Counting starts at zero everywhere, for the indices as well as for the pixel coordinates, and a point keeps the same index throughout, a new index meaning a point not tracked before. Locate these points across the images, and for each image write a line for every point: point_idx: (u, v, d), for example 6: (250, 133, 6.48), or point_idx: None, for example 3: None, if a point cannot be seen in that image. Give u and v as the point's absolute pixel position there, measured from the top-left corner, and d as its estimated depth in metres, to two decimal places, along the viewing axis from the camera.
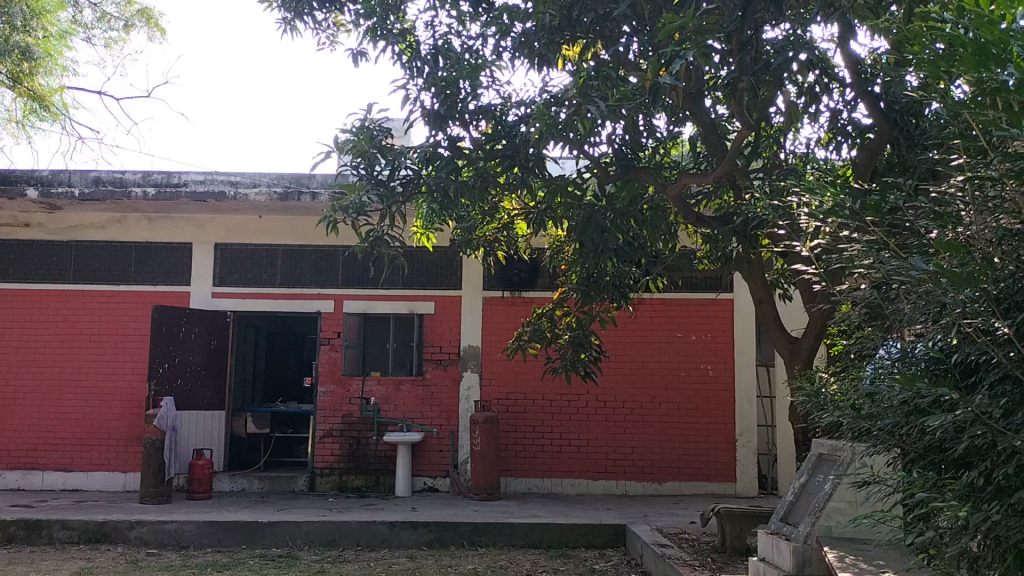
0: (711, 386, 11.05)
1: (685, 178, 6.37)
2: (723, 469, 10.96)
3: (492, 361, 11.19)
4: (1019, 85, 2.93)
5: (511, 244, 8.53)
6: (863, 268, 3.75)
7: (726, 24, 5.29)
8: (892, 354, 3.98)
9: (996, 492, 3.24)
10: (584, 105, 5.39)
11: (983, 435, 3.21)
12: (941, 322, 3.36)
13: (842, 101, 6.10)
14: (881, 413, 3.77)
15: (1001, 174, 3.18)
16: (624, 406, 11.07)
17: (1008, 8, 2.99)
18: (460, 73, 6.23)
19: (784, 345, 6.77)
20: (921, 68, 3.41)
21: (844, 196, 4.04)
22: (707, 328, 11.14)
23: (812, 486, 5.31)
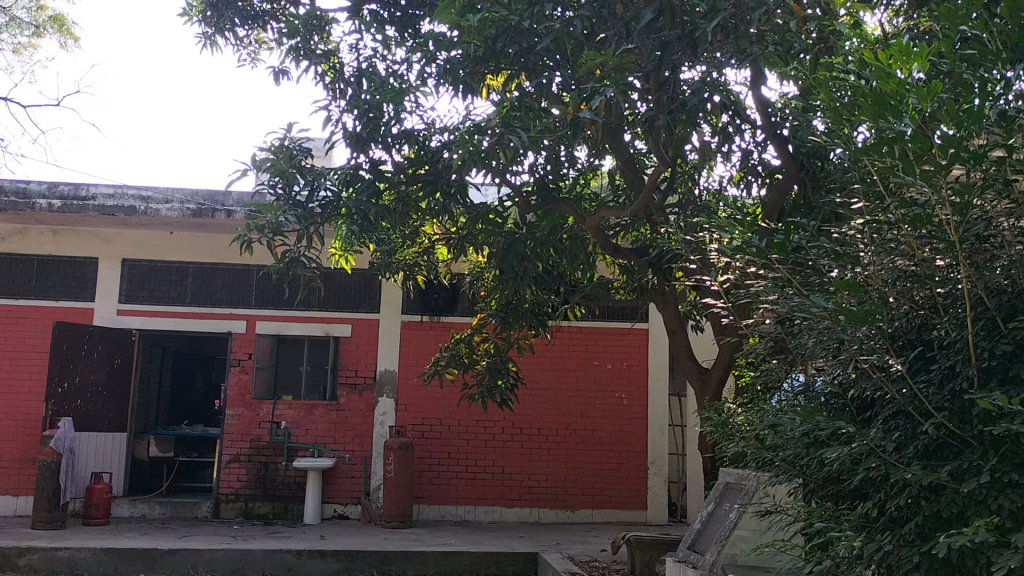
0: (626, 414, 11.20)
1: (604, 211, 6.49)
2: (635, 497, 11.10)
3: (408, 386, 11.09)
4: (916, 136, 3.09)
5: (431, 268, 8.52)
6: (768, 303, 3.91)
7: (644, 64, 5.47)
8: (795, 387, 4.16)
9: (889, 522, 3.42)
10: (506, 135, 5.45)
11: (877, 467, 3.36)
12: (840, 357, 3.53)
13: (753, 141, 6.34)
14: (783, 444, 3.91)
15: (897, 219, 3.36)
16: (539, 433, 11.12)
17: (906, 62, 3.16)
18: (384, 97, 6.21)
19: (694, 375, 6.91)
20: (828, 114, 3.56)
21: (751, 235, 4.18)
22: (623, 357, 11.31)
23: (719, 515, 5.42)
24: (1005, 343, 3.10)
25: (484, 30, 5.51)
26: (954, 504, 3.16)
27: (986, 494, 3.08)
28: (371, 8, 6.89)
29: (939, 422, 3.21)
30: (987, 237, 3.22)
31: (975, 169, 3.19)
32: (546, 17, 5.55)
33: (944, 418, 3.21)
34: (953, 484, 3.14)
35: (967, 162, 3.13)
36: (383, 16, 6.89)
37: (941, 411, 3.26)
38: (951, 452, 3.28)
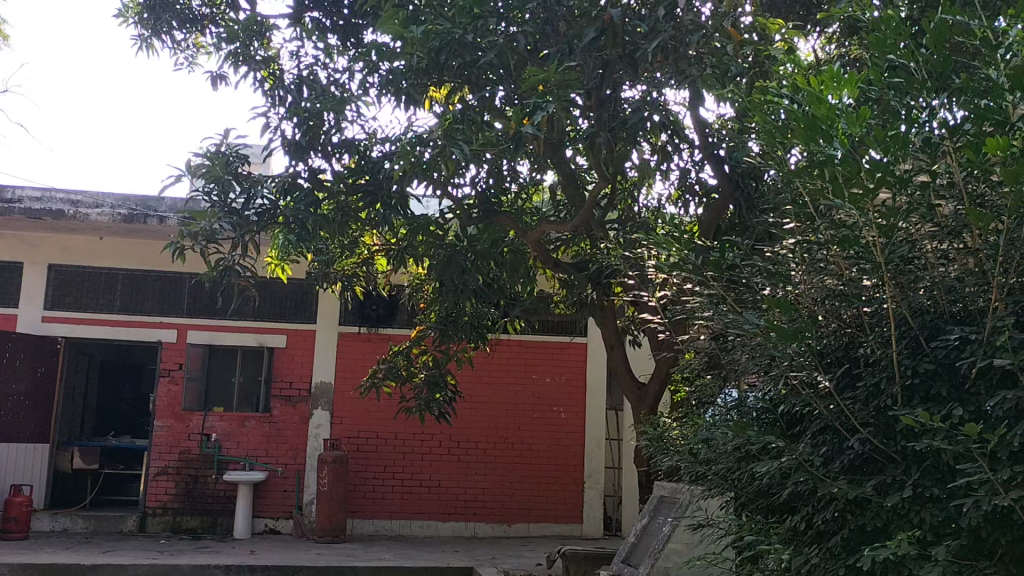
0: (563, 428, 11.25)
1: (545, 225, 6.52)
2: (571, 510, 11.14)
3: (344, 398, 10.95)
4: (846, 160, 3.18)
5: (369, 279, 8.44)
6: (703, 319, 3.99)
7: (586, 81, 5.54)
8: (727, 403, 4.25)
9: (815, 535, 3.51)
10: (448, 147, 5.45)
11: (805, 481, 3.44)
12: (771, 373, 3.62)
13: (691, 161, 6.46)
14: (715, 457, 3.97)
15: (827, 240, 3.50)
16: (476, 446, 11.08)
17: (837, 87, 3.25)
18: (325, 105, 6.15)
19: (631, 390, 6.98)
20: (762, 136, 3.66)
21: (688, 251, 4.26)
22: (562, 372, 11.36)
23: (653, 528, 5.48)
24: (927, 362, 3.21)
25: (428, 42, 5.50)
26: (878, 518, 3.25)
27: (908, 509, 3.17)
28: (313, 16, 6.84)
29: (865, 437, 3.30)
30: (911, 260, 3.34)
31: (901, 193, 3.30)
32: (490, 32, 5.58)
33: (869, 433, 3.30)
34: (877, 498, 3.23)
35: (893, 186, 3.24)
36: (325, 24, 6.84)
37: (867, 427, 3.35)
38: (875, 467, 3.38)
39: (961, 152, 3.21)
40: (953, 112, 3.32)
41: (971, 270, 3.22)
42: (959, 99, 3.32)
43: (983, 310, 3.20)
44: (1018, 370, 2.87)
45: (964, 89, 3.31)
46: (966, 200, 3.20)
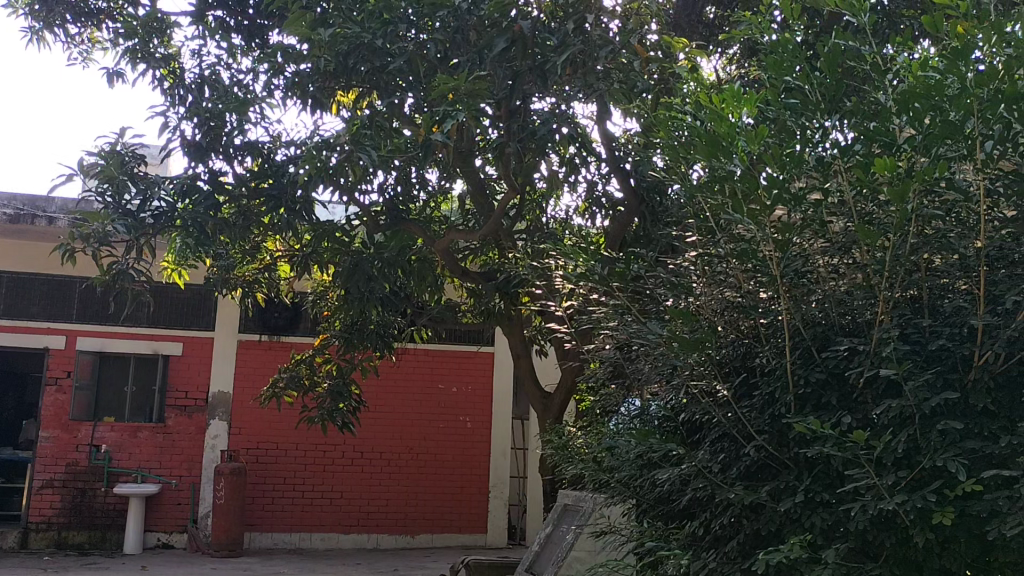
0: (468, 437, 11.22)
1: (453, 234, 6.49)
2: (475, 521, 11.12)
3: (243, 408, 10.64)
4: (744, 176, 3.30)
5: (272, 286, 8.22)
6: (608, 329, 4.07)
7: (496, 91, 5.54)
8: (630, 411, 4.34)
9: (712, 540, 3.62)
10: (355, 152, 5.39)
11: (704, 488, 3.54)
12: (673, 382, 3.71)
13: (599, 174, 6.57)
14: (618, 465, 4.04)
15: (727, 253, 3.62)
16: (381, 457, 10.94)
17: (736, 106, 3.36)
18: (227, 106, 5.99)
19: (536, 399, 7.03)
20: (666, 151, 3.75)
21: (594, 262, 4.31)
22: (468, 381, 11.34)
23: (556, 537, 5.51)
24: (819, 372, 3.35)
25: (336, 46, 5.48)
26: (772, 523, 3.36)
27: (800, 513, 3.30)
28: (216, 15, 6.66)
29: (760, 444, 3.42)
30: (805, 273, 3.48)
31: (796, 210, 3.43)
32: (399, 38, 5.53)
33: (764, 440, 3.42)
34: (771, 503, 3.34)
35: (788, 203, 3.37)
36: (228, 23, 6.65)
37: (762, 434, 3.47)
38: (770, 473, 3.50)
39: (852, 172, 3.36)
40: (844, 134, 3.48)
41: (860, 284, 3.36)
42: (851, 121, 3.48)
43: (870, 322, 3.35)
44: (902, 380, 3.02)
45: (855, 113, 3.47)
46: (855, 218, 3.35)
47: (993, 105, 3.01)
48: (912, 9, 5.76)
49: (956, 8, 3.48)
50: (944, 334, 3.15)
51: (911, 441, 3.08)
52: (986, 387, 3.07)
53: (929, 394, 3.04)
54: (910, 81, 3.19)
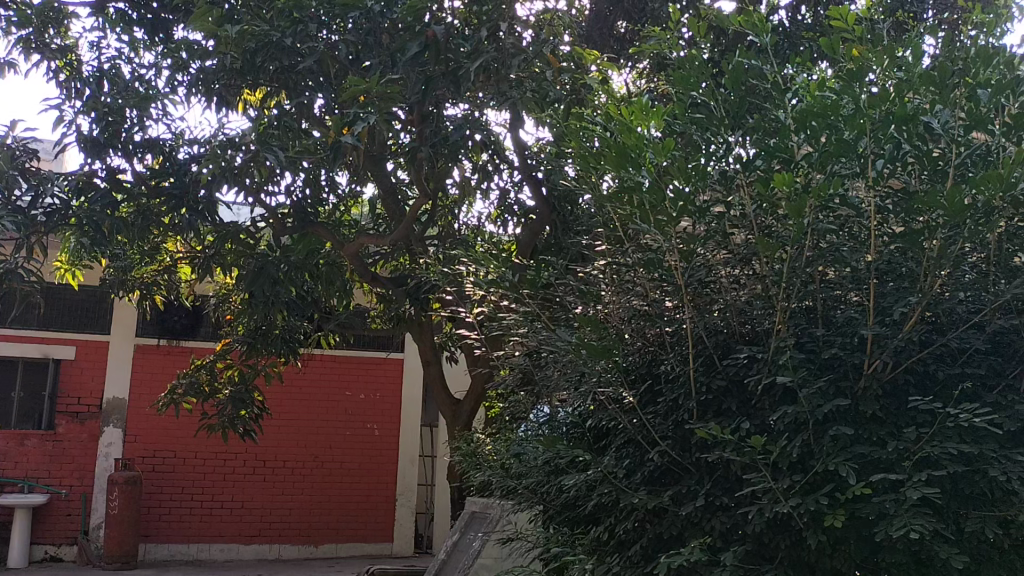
0: (376, 445, 11.08)
1: (363, 238, 6.39)
2: (381, 530, 10.99)
3: (140, 414, 10.24)
4: (652, 187, 3.37)
5: (172, 288, 7.93)
6: (519, 336, 4.12)
7: (408, 96, 5.50)
8: (539, 418, 4.39)
9: (616, 545, 3.69)
10: (262, 152, 5.26)
11: (609, 493, 3.59)
12: (580, 389, 3.77)
13: (511, 182, 6.60)
14: (526, 472, 4.08)
15: (635, 262, 3.69)
16: (285, 465, 10.70)
17: (644, 119, 3.45)
18: (127, 101, 5.75)
19: (446, 405, 7.00)
20: (577, 160, 3.81)
21: (506, 268, 4.33)
22: (377, 388, 11.20)
23: (463, 545, 5.50)
24: (720, 379, 3.45)
25: (243, 43, 5.33)
26: (673, 527, 3.44)
27: (701, 517, 3.39)
28: (117, 6, 6.40)
29: (663, 450, 3.50)
30: (708, 283, 3.58)
31: (700, 221, 3.52)
32: (310, 38, 5.40)
33: (667, 446, 3.51)
34: (674, 507, 3.43)
35: (693, 215, 3.46)
36: (131, 16, 6.40)
37: (666, 439, 3.56)
38: (672, 477, 3.59)
39: (753, 186, 3.48)
40: (746, 149, 3.60)
41: (759, 294, 3.47)
42: (753, 137, 3.60)
43: (768, 332, 3.48)
44: (798, 387, 3.13)
45: (757, 129, 3.60)
46: (755, 230, 3.46)
47: (885, 125, 3.19)
48: (811, 31, 6.00)
49: (851, 33, 3.65)
50: (837, 343, 3.29)
51: (805, 445, 3.21)
52: (875, 394, 3.22)
53: (822, 400, 3.17)
54: (808, 100, 3.32)
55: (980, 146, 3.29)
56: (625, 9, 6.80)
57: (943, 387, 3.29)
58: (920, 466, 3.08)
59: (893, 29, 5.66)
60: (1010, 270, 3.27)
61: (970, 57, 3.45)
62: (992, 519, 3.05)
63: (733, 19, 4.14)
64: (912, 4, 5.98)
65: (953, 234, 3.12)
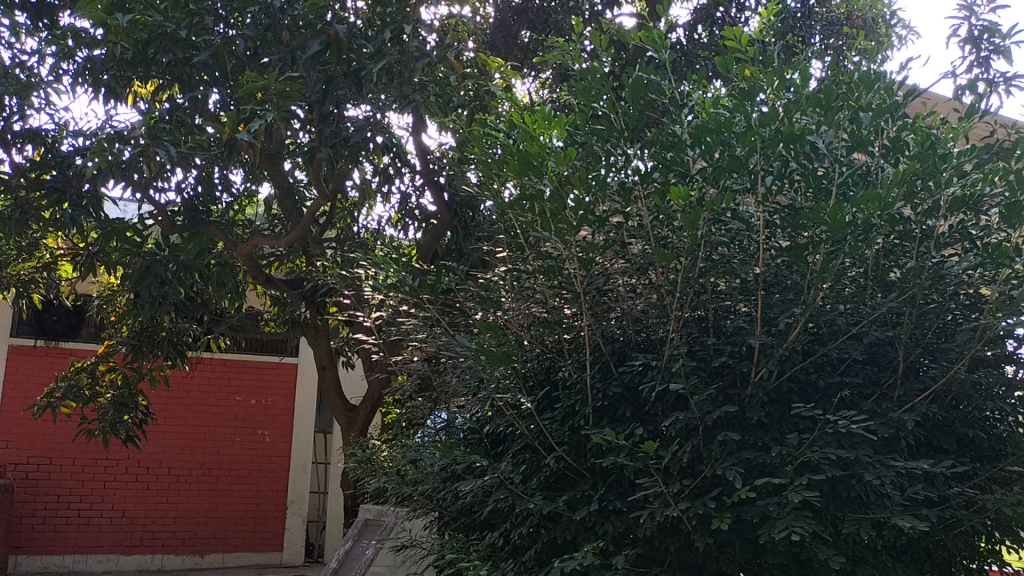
0: (266, 452, 10.79)
1: (257, 239, 6.20)
2: (270, 538, 10.69)
3: (13, 419, 9.66)
4: (553, 196, 3.37)
5: (51, 287, 7.52)
6: (418, 341, 4.12)
7: (308, 94, 5.40)
8: (436, 424, 4.38)
9: (511, 550, 3.73)
10: (152, 146, 5.06)
11: (505, 498, 3.62)
12: (479, 395, 3.79)
13: (412, 186, 6.55)
14: (423, 478, 4.07)
15: (535, 269, 3.70)
16: (170, 472, 10.28)
17: (547, 128, 3.43)
18: (7, 88, 5.43)
19: (341, 411, 6.87)
20: (480, 167, 3.83)
21: (406, 272, 4.31)
22: (268, 393, 10.90)
23: (356, 552, 5.40)
24: (615, 386, 3.52)
25: (134, 33, 5.07)
26: (567, 531, 3.50)
27: (595, 522, 3.45)
28: None
29: (560, 456, 3.54)
30: (605, 291, 3.66)
31: (599, 231, 3.57)
32: (206, 31, 5.22)
33: (564, 452, 3.55)
34: (568, 512, 3.48)
35: (592, 224, 3.50)
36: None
37: (562, 445, 3.60)
38: (567, 482, 3.64)
39: (650, 198, 3.58)
40: (645, 162, 3.68)
41: (654, 304, 3.57)
42: (651, 150, 3.69)
43: (662, 339, 3.58)
44: (689, 393, 3.22)
45: (655, 142, 3.66)
46: (651, 241, 3.56)
47: (774, 143, 3.30)
48: (707, 51, 6.20)
49: (745, 54, 3.80)
50: (726, 352, 3.43)
51: (695, 451, 3.31)
52: (761, 401, 3.34)
53: (712, 407, 3.27)
54: (704, 117, 3.44)
55: (860, 166, 3.50)
56: (529, 20, 6.87)
57: (824, 395, 3.45)
58: (801, 470, 3.22)
59: (783, 52, 5.91)
60: (886, 284, 3.46)
61: (853, 82, 3.65)
62: (867, 522, 3.20)
63: (633, 35, 4.24)
64: (801, 29, 6.26)
65: (835, 249, 3.26)
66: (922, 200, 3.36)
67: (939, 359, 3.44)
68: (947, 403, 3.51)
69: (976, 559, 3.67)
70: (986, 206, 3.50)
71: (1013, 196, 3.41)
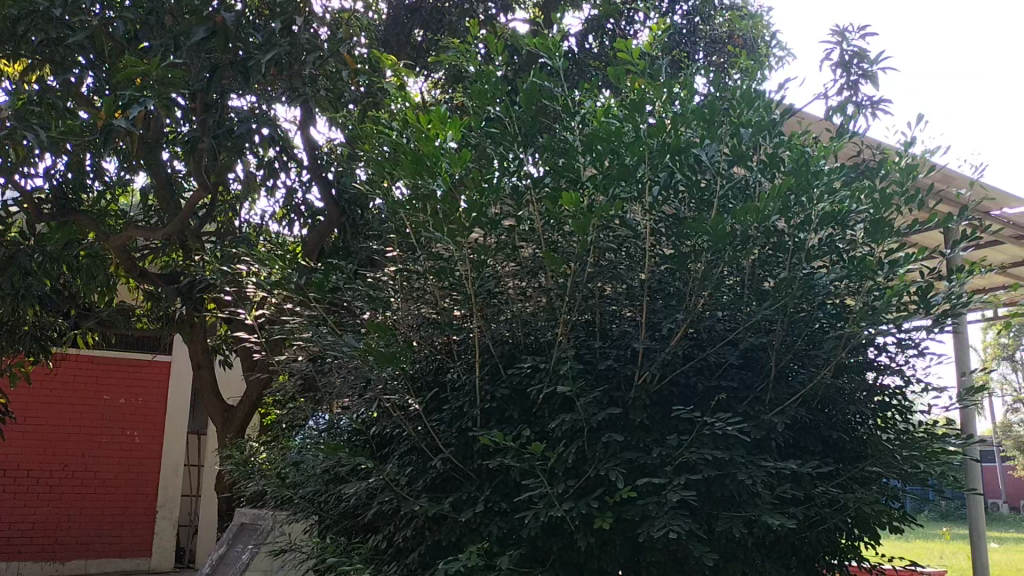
0: (135, 453, 10.30)
1: (132, 230, 5.90)
2: (138, 543, 10.19)
3: None
4: (446, 198, 3.32)
5: None
6: (302, 340, 4.06)
7: (191, 82, 5.17)
8: (319, 426, 4.29)
9: (394, 553, 3.70)
10: (19, 129, 4.74)
11: (390, 500, 3.59)
12: (365, 395, 3.76)
13: (299, 181, 6.39)
14: (304, 481, 4.00)
15: (426, 270, 3.71)
16: (28, 474, 9.68)
17: (442, 129, 3.39)
18: None
19: (218, 412, 6.63)
20: (370, 164, 3.78)
21: (291, 270, 4.18)
22: (137, 392, 10.43)
23: (230, 557, 5.21)
24: (503, 388, 3.56)
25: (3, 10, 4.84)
26: (452, 533, 3.50)
27: (480, 523, 3.46)
28: None
29: (447, 457, 3.54)
30: (496, 294, 3.70)
31: (492, 233, 3.59)
32: (82, 10, 4.94)
33: (450, 453, 3.56)
34: (453, 514, 3.48)
35: (485, 227, 3.51)
36: None
37: (449, 446, 3.61)
38: (453, 484, 3.65)
39: (542, 202, 3.62)
40: (536, 168, 3.72)
41: (543, 307, 3.64)
42: (543, 156, 3.73)
43: (550, 342, 3.65)
44: (576, 396, 3.27)
45: (547, 148, 3.71)
46: (542, 245, 3.61)
47: (661, 154, 3.40)
48: (598, 60, 6.34)
49: (635, 66, 3.90)
50: (612, 355, 3.53)
51: (580, 452, 3.37)
52: (643, 404, 3.45)
53: (597, 410, 3.34)
54: (595, 125, 3.50)
55: (740, 180, 3.67)
56: (422, 19, 6.82)
57: (702, 398, 3.59)
58: (680, 470, 3.34)
59: (670, 66, 6.12)
60: (761, 293, 3.63)
61: (736, 99, 3.82)
62: (739, 520, 3.34)
63: (527, 41, 4.27)
64: (686, 45, 6.46)
65: (715, 258, 3.39)
66: (795, 214, 3.55)
67: (807, 365, 3.65)
68: (814, 407, 3.71)
69: (836, 555, 3.91)
70: (853, 221, 3.71)
71: (878, 213, 3.61)
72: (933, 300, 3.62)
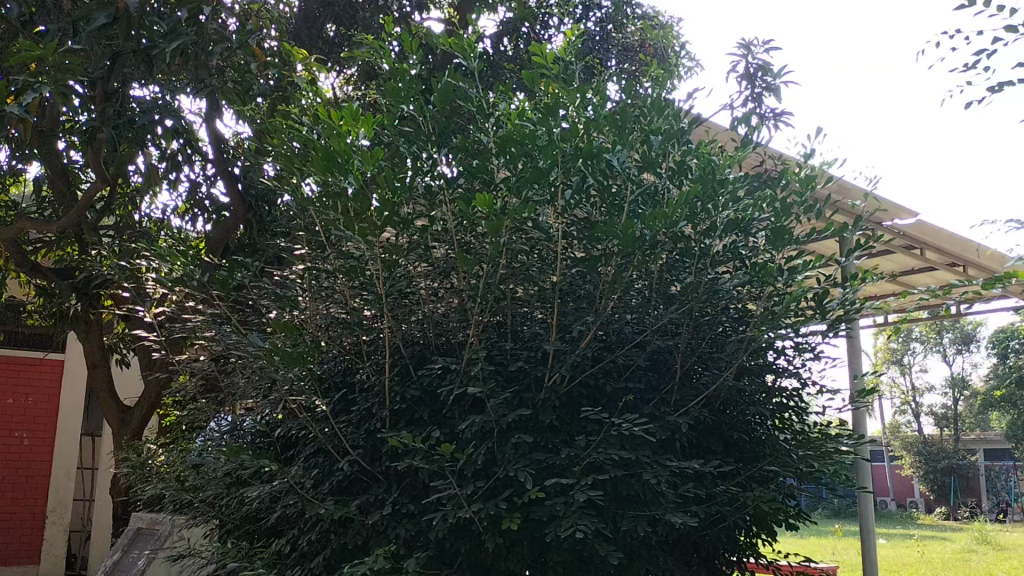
0: (23, 456, 9.83)
1: (23, 222, 5.61)
2: (24, 551, 9.70)
3: None
4: (357, 195, 3.28)
5: None
6: (205, 339, 3.94)
7: (91, 69, 4.94)
8: (221, 428, 4.18)
9: (298, 557, 3.63)
10: None
11: (294, 503, 3.52)
12: (270, 396, 3.69)
13: (203, 174, 6.19)
14: (205, 484, 3.88)
15: (335, 269, 3.66)
16: None
17: (354, 126, 3.32)
18: None
19: (113, 413, 6.38)
20: (278, 160, 3.68)
21: (194, 266, 4.03)
22: (27, 392, 9.95)
23: (125, 564, 5.01)
24: (413, 389, 3.54)
25: None
26: (358, 536, 3.44)
27: (387, 525, 3.42)
28: None
29: (354, 459, 3.50)
30: (407, 294, 3.71)
31: (404, 233, 3.56)
32: None
33: (358, 455, 3.52)
34: (360, 516, 3.43)
35: (397, 226, 3.48)
36: None
37: (357, 448, 3.56)
38: (360, 486, 3.61)
39: (454, 203, 3.61)
40: (450, 168, 3.71)
41: (454, 308, 3.63)
42: (457, 156, 3.72)
43: (461, 343, 3.66)
44: (486, 398, 3.27)
45: (461, 149, 3.71)
46: (455, 246, 3.61)
47: (574, 158, 3.44)
48: (513, 64, 6.39)
49: (549, 70, 3.94)
50: (522, 357, 3.56)
51: (489, 453, 3.38)
52: (553, 405, 3.48)
53: (507, 411, 3.35)
54: (509, 127, 3.50)
55: (649, 186, 3.75)
56: (335, 13, 6.72)
57: (610, 399, 3.65)
58: (587, 470, 3.38)
59: (582, 72, 6.22)
60: (668, 297, 3.70)
61: (646, 107, 3.89)
62: (644, 519, 3.40)
63: (441, 41, 4.26)
64: (599, 52, 6.57)
65: (625, 262, 3.45)
66: (702, 220, 3.65)
67: (710, 367, 3.75)
68: (716, 407, 3.82)
69: (735, 551, 4.02)
70: (755, 228, 3.82)
71: (779, 221, 3.72)
72: (828, 305, 3.78)
